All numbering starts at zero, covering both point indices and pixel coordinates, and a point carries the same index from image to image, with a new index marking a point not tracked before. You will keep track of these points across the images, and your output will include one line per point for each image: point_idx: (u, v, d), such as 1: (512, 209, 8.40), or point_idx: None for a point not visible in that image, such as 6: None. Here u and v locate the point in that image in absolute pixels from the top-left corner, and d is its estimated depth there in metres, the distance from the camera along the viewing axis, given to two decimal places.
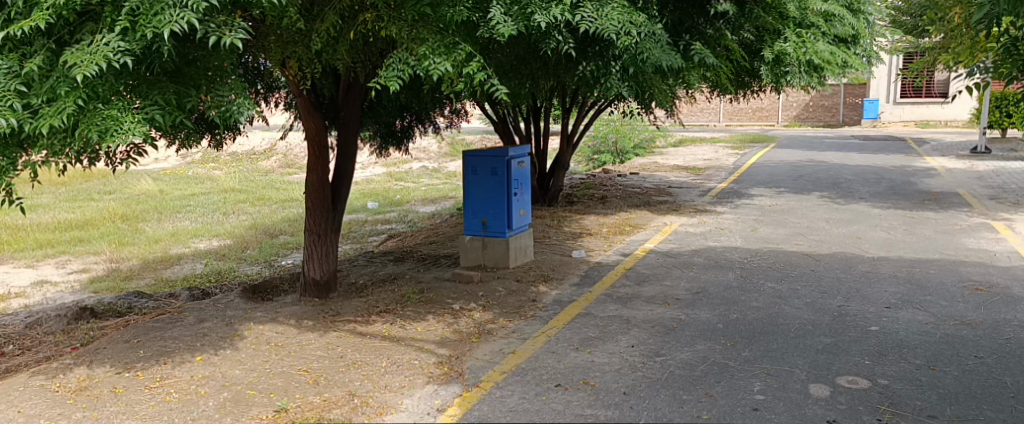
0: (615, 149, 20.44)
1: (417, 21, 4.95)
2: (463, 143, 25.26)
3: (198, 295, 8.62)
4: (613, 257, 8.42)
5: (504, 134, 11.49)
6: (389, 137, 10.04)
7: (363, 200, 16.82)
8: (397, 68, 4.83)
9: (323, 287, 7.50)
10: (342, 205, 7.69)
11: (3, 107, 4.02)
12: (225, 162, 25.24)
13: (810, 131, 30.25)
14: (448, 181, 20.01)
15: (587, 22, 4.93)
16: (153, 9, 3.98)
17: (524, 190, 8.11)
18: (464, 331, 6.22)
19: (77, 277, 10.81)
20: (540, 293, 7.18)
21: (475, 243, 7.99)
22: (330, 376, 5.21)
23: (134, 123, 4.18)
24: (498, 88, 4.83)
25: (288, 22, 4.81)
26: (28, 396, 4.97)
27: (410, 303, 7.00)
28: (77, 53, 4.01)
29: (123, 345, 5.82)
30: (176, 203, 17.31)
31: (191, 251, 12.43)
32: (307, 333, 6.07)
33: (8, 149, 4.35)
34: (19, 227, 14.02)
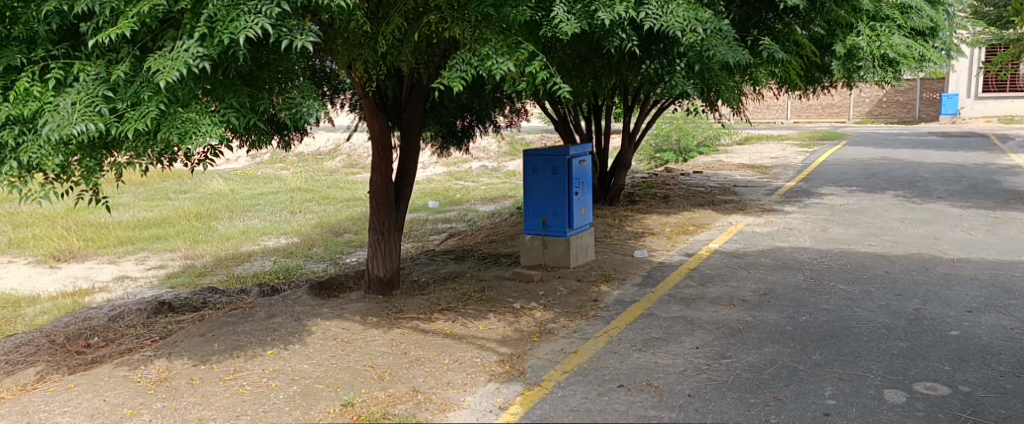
0: (678, 148, 20.21)
1: (480, 22, 5.00)
2: (523, 142, 25.31)
3: (268, 291, 8.86)
4: (677, 258, 8.32)
5: (565, 133, 11.45)
6: (450, 137, 10.11)
7: (424, 199, 17.02)
8: (460, 68, 4.86)
9: (386, 284, 7.60)
10: (405, 205, 7.79)
11: (92, 112, 4.21)
12: (292, 162, 25.85)
13: (883, 128, 29.31)
14: (510, 180, 20.07)
15: (652, 19, 4.84)
16: (230, 16, 4.11)
17: (585, 189, 8.07)
18: (525, 330, 6.23)
19: (155, 273, 11.23)
20: (602, 293, 7.14)
21: (536, 242, 8.00)
22: (394, 371, 5.28)
23: (211, 126, 4.31)
24: (561, 86, 4.81)
25: (355, 25, 4.90)
26: (112, 386, 5.14)
27: (471, 301, 7.05)
28: (159, 60, 4.17)
29: (199, 338, 6.02)
30: (247, 201, 17.81)
31: (261, 248, 12.77)
32: (372, 330, 6.17)
33: (95, 151, 4.55)
34: (101, 225, 14.64)
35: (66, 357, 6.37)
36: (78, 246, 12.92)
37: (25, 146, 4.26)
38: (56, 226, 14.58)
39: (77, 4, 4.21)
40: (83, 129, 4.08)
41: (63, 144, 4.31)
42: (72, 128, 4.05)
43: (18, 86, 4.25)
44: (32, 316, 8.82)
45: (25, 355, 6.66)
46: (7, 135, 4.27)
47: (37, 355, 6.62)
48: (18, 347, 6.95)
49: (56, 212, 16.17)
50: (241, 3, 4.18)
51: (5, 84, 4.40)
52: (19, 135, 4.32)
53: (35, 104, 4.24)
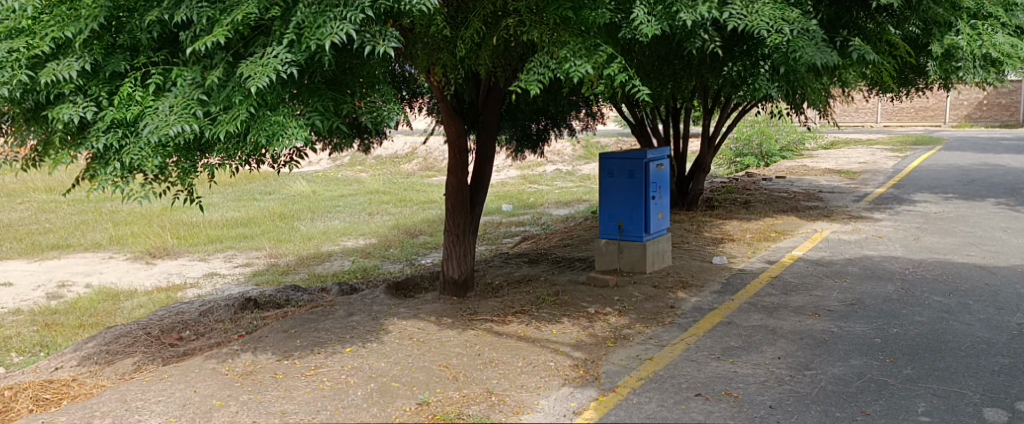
0: (759, 153, 19.74)
1: (559, 24, 4.98)
2: (599, 146, 25.18)
3: (347, 290, 9.04)
4: (758, 265, 8.11)
5: (642, 136, 11.31)
6: (525, 140, 10.11)
7: (498, 202, 17.10)
8: (538, 72, 4.88)
9: (461, 285, 7.65)
10: (480, 208, 7.83)
11: (188, 115, 4.38)
12: (371, 166, 26.41)
13: (983, 132, 27.93)
14: (585, 184, 19.97)
15: (736, 20, 4.73)
16: (317, 23, 4.23)
17: (663, 194, 7.93)
18: (600, 335, 6.18)
19: (241, 271, 11.61)
20: (679, 300, 7.02)
21: (611, 247, 7.92)
22: (469, 373, 5.31)
23: (297, 127, 4.41)
24: (640, 88, 4.75)
25: (435, 30, 4.96)
26: (202, 377, 5.30)
27: (545, 305, 7.03)
28: (251, 65, 4.31)
29: (282, 334, 6.20)
30: (328, 203, 18.26)
31: (341, 248, 13.06)
32: (447, 331, 6.22)
33: (190, 152, 4.73)
34: (191, 224, 15.24)
35: (160, 350, 6.63)
36: (171, 243, 13.47)
37: (126, 148, 4.46)
38: (151, 224, 15.24)
39: (177, 13, 4.39)
40: (180, 130, 4.26)
41: (161, 146, 4.50)
42: (170, 130, 4.24)
43: (122, 91, 4.45)
44: (130, 309, 9.23)
45: (123, 345, 6.96)
46: (110, 137, 4.47)
47: (134, 346, 6.91)
48: (117, 338, 7.27)
49: (151, 211, 16.93)
50: (328, 10, 4.30)
51: (110, 89, 4.62)
52: (122, 138, 4.52)
53: (136, 108, 4.43)
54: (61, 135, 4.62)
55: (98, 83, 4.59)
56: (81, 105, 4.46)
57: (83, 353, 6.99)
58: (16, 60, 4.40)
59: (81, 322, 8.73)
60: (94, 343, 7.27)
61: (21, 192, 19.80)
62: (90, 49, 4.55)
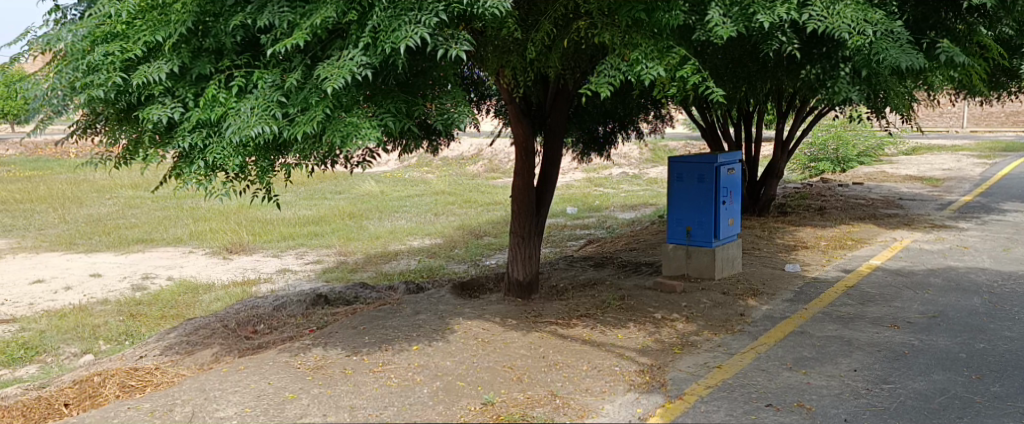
0: (835, 158, 19.16)
1: (630, 27, 4.93)
2: (666, 149, 24.91)
3: (414, 289, 9.15)
4: (833, 274, 7.88)
5: (712, 139, 11.12)
6: (592, 144, 10.05)
7: (563, 205, 17.07)
8: (608, 74, 4.88)
9: (526, 288, 7.65)
10: (546, 210, 7.81)
11: (268, 116, 4.50)
12: (438, 167, 26.72)
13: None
14: (652, 188, 19.74)
15: (816, 22, 4.61)
16: (391, 27, 4.31)
17: (733, 199, 7.77)
18: (666, 341, 6.11)
19: (312, 267, 11.86)
20: (749, 308, 6.86)
21: (679, 252, 7.80)
22: (533, 375, 5.30)
23: (370, 129, 4.50)
24: (713, 91, 4.67)
25: (507, 33, 4.98)
26: (276, 370, 5.43)
27: (610, 308, 6.97)
28: (328, 67, 4.42)
29: (351, 331, 6.33)
30: (395, 203, 18.53)
31: (407, 247, 13.23)
32: (512, 332, 6.23)
33: (268, 152, 4.86)
34: (266, 221, 15.65)
35: (236, 342, 6.83)
36: (247, 239, 13.88)
37: (210, 147, 4.64)
38: (228, 221, 15.73)
39: (260, 18, 4.52)
40: (260, 131, 4.38)
41: (242, 146, 4.65)
42: (251, 131, 4.37)
43: (207, 92, 4.60)
44: (208, 302, 9.54)
45: (202, 337, 7.20)
46: (195, 138, 4.64)
47: (212, 338, 7.13)
48: (196, 330, 7.53)
49: (229, 208, 17.47)
50: (402, 14, 4.38)
51: (196, 91, 4.79)
52: (206, 138, 4.70)
53: (220, 109, 4.58)
54: (150, 134, 4.83)
55: (185, 85, 4.77)
56: (169, 105, 4.64)
57: (165, 343, 7.26)
58: (111, 63, 4.60)
59: (163, 314, 9.06)
60: (175, 334, 7.54)
61: (110, 188, 20.72)
62: (178, 53, 4.73)
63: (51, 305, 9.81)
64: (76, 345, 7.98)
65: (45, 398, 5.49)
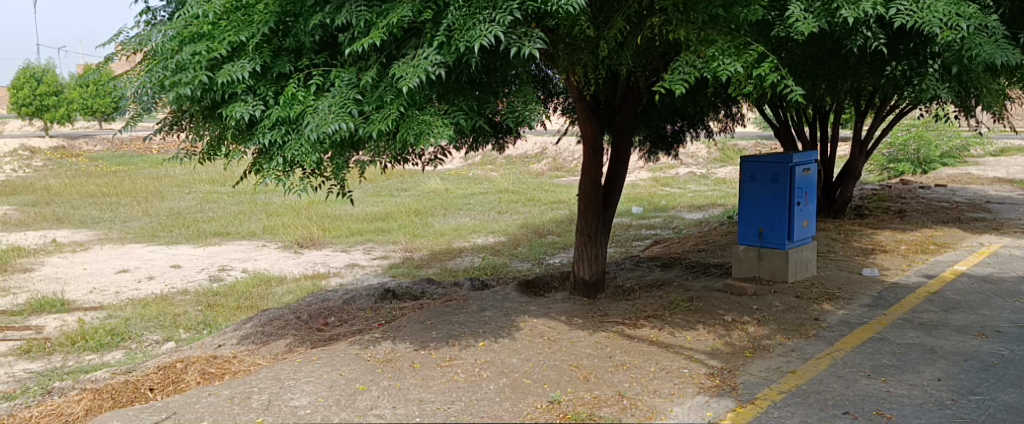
0: (915, 159, 18.46)
1: (706, 23, 4.85)
2: (735, 149, 24.43)
3: (479, 286, 9.20)
4: (915, 279, 7.60)
5: (786, 139, 10.85)
6: (659, 142, 9.93)
7: (628, 204, 16.93)
8: (683, 71, 4.78)
9: (592, 287, 7.62)
10: (613, 209, 7.74)
11: (344, 114, 4.60)
12: (502, 165, 26.83)
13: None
14: (720, 188, 19.40)
15: (904, 16, 4.46)
16: (466, 26, 4.36)
17: (809, 200, 7.57)
18: (737, 345, 6.00)
19: (380, 262, 12.04)
20: (824, 312, 6.68)
21: (750, 254, 7.66)
22: (600, 374, 5.27)
23: (442, 126, 4.57)
24: (793, 89, 4.56)
25: (579, 30, 4.96)
26: (347, 362, 5.52)
27: (679, 310, 6.86)
28: (403, 66, 4.49)
29: (419, 325, 6.41)
30: (460, 201, 18.67)
31: (472, 245, 13.31)
32: (578, 331, 6.20)
33: (344, 149, 4.98)
34: (335, 217, 15.97)
35: (308, 333, 6.99)
36: (317, 234, 14.18)
37: (289, 144, 4.76)
38: (299, 216, 16.10)
39: (338, 17, 4.62)
40: (337, 128, 4.47)
41: (319, 143, 4.75)
42: (328, 128, 4.46)
43: (287, 91, 4.72)
44: (280, 294, 9.79)
45: (276, 327, 7.38)
46: (275, 135, 4.78)
47: (285, 329, 7.31)
48: (271, 320, 7.72)
49: (299, 203, 17.87)
50: (477, 13, 4.44)
51: (276, 89, 4.92)
52: (285, 135, 4.82)
53: (298, 107, 4.69)
54: (232, 131, 4.99)
55: (266, 83, 4.90)
56: (251, 103, 4.78)
57: (241, 333, 7.48)
58: (197, 62, 4.74)
59: (239, 305, 9.33)
60: (251, 324, 7.75)
61: (188, 183, 21.47)
62: (260, 52, 4.87)
63: (135, 293, 10.22)
64: (158, 332, 8.29)
65: (133, 382, 5.72)
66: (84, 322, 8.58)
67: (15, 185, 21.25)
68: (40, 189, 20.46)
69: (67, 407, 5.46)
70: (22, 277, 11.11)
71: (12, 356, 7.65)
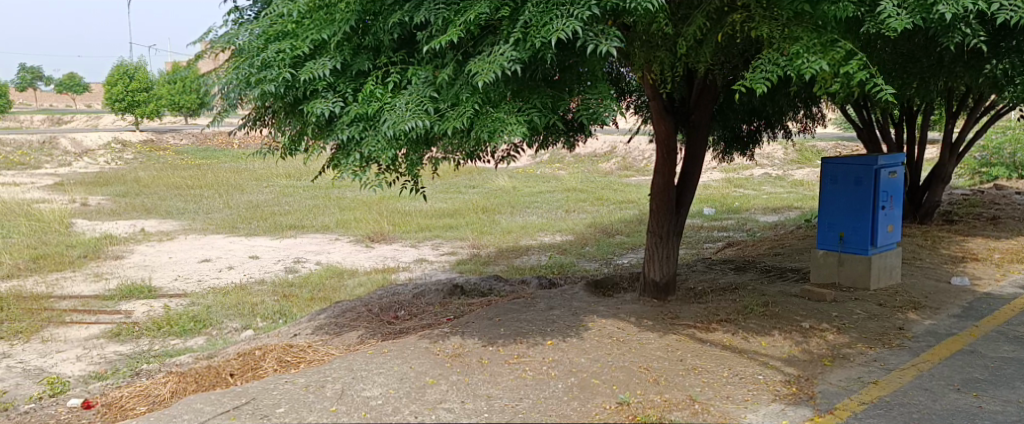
0: (1009, 163, 17.57)
1: (791, 20, 4.72)
2: (813, 150, 23.74)
3: (547, 284, 9.17)
4: (1009, 290, 7.23)
5: (870, 141, 10.46)
6: (734, 142, 9.71)
7: (699, 205, 16.64)
8: (765, 70, 4.64)
9: (662, 289, 7.50)
10: (686, 210, 7.58)
11: (421, 111, 4.69)
12: (570, 164, 26.75)
13: None
14: (796, 190, 18.88)
15: (1007, 12, 4.24)
16: (543, 22, 4.35)
17: (894, 204, 7.27)
18: (815, 352, 5.83)
19: (447, 258, 12.14)
20: (909, 322, 6.42)
21: (830, 259, 7.41)
22: (670, 377, 5.19)
23: (516, 124, 4.57)
24: (882, 88, 4.37)
25: (657, 27, 4.88)
26: (417, 355, 5.57)
27: (753, 314, 6.68)
28: (479, 63, 4.50)
29: (488, 321, 6.42)
30: (527, 198, 18.69)
31: (539, 243, 13.29)
32: (648, 333, 6.10)
33: (418, 146, 5.03)
34: (405, 212, 16.18)
35: (379, 326, 7.08)
36: (387, 229, 14.40)
37: (366, 140, 4.84)
38: (371, 211, 16.37)
39: (417, 15, 4.67)
40: (413, 125, 4.54)
41: (395, 140, 4.81)
42: (405, 125, 4.53)
43: (366, 88, 4.82)
44: (352, 287, 9.97)
45: (348, 319, 7.50)
46: (353, 131, 4.86)
47: (357, 321, 7.42)
48: (343, 312, 7.85)
49: (371, 198, 18.18)
50: (554, 10, 4.42)
51: (355, 87, 5.01)
52: (363, 131, 4.90)
53: (376, 104, 4.78)
54: (312, 127, 5.10)
55: (345, 81, 5.00)
56: (331, 99, 4.89)
57: (316, 323, 7.64)
58: (282, 60, 4.88)
59: (313, 296, 9.53)
60: (325, 315, 7.90)
61: (266, 177, 22.10)
62: (341, 50, 4.97)
63: (216, 282, 10.55)
64: (237, 320, 8.54)
65: (215, 367, 5.91)
66: (169, 308, 8.90)
67: (108, 176, 22.24)
68: (130, 180, 21.35)
69: (154, 389, 5.66)
70: (113, 263, 11.61)
71: (104, 339, 7.98)
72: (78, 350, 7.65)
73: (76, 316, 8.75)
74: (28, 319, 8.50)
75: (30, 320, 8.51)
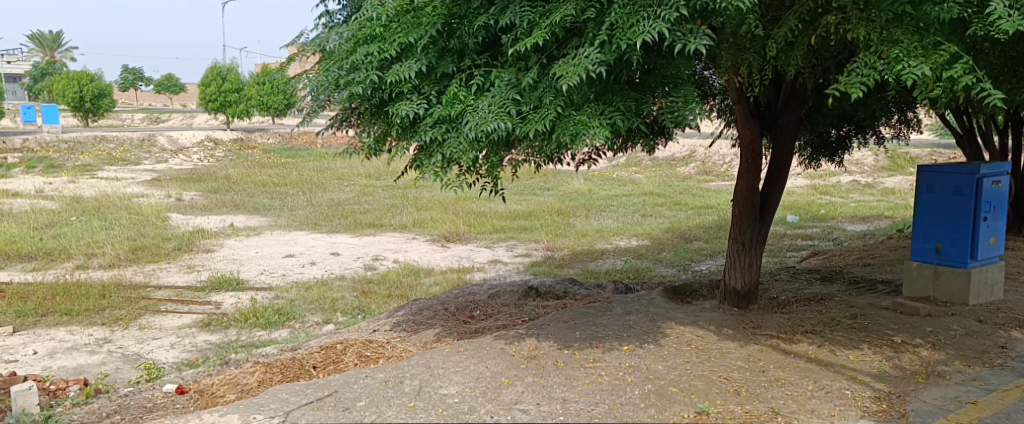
0: None
1: (891, 21, 4.52)
2: (906, 157, 22.78)
3: (623, 289, 9.08)
4: None
5: (971, 149, 9.96)
6: (822, 148, 9.38)
7: (782, 212, 16.19)
8: (861, 73, 4.46)
9: (743, 297, 7.31)
10: (770, 217, 7.35)
11: (503, 113, 4.70)
12: (646, 167, 26.44)
13: None
14: (886, 198, 18.17)
15: None
16: (629, 23, 4.30)
17: (997, 215, 6.89)
18: (907, 368, 5.60)
19: (522, 260, 12.16)
20: (1012, 341, 6.16)
21: (925, 271, 7.08)
22: (752, 388, 5.06)
23: (599, 127, 4.53)
24: (990, 92, 4.16)
25: (747, 29, 4.76)
26: (493, 355, 5.58)
27: (841, 326, 6.44)
28: (564, 65, 4.48)
29: (563, 324, 6.38)
30: (603, 202, 18.55)
31: (614, 247, 13.17)
32: (729, 342, 5.96)
33: (499, 148, 5.05)
34: (480, 213, 16.29)
35: (455, 325, 7.13)
36: (463, 229, 14.52)
37: (448, 141, 4.91)
38: (447, 211, 16.54)
39: (503, 18, 4.69)
40: (495, 127, 4.57)
41: (476, 142, 4.87)
42: (487, 126, 4.57)
43: (449, 90, 4.87)
44: (428, 286, 10.10)
45: (425, 317, 7.59)
46: (436, 132, 4.94)
47: (433, 319, 7.49)
48: (420, 310, 7.94)
49: (447, 198, 18.37)
50: (641, 11, 4.36)
51: (439, 89, 5.07)
52: (445, 133, 4.97)
53: (459, 106, 4.83)
54: (396, 128, 5.20)
55: (430, 83, 5.07)
56: (415, 101, 4.98)
57: (393, 320, 7.75)
58: (370, 62, 5.00)
59: (390, 293, 9.70)
60: (402, 312, 8.00)
61: (347, 176, 22.60)
62: (427, 52, 5.03)
63: (299, 277, 10.85)
64: (318, 314, 8.75)
65: (299, 359, 6.09)
66: (255, 300, 9.20)
67: (200, 172, 23.18)
68: (221, 177, 22.19)
69: (242, 378, 5.86)
70: (204, 256, 12.08)
71: (195, 328, 8.31)
72: (172, 338, 7.98)
73: (169, 306, 9.13)
74: (126, 307, 8.92)
75: (129, 307, 8.94)
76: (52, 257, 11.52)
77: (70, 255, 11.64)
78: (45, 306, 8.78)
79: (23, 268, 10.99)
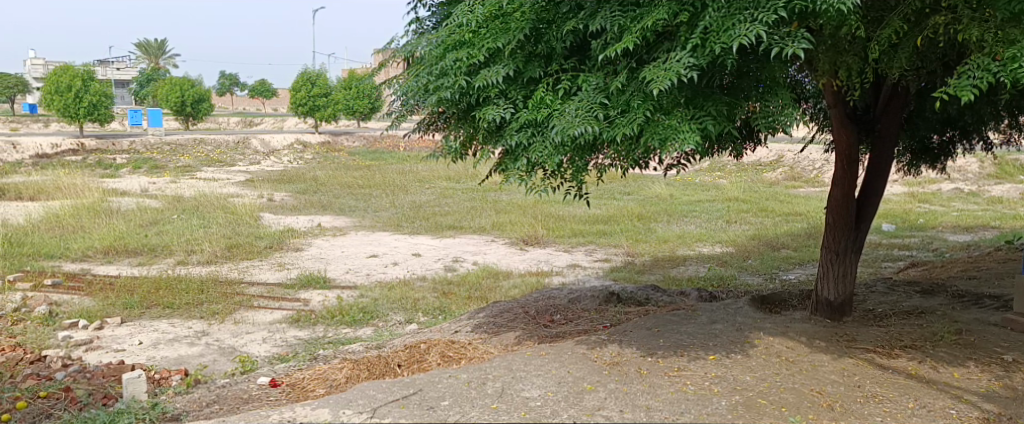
0: None
1: (1007, 21, 4.28)
2: (1015, 164, 21.56)
3: (707, 297, 8.88)
4: None
5: None
6: (923, 154, 8.97)
7: (877, 220, 15.55)
8: (973, 75, 4.24)
9: (836, 309, 7.04)
10: (866, 226, 7.04)
11: (591, 117, 4.66)
12: (731, 171, 25.85)
13: None
14: (991, 207, 17.22)
15: None
16: (725, 26, 4.20)
17: None
18: (1018, 389, 5.30)
19: (601, 265, 12.06)
20: None
21: None
22: (847, 404, 4.88)
23: (690, 131, 4.45)
24: None
25: (847, 30, 4.58)
26: (574, 360, 5.54)
27: (943, 342, 6.12)
28: (654, 69, 4.41)
29: (646, 331, 6.28)
30: (685, 207, 18.24)
31: (696, 254, 12.93)
32: (821, 354, 5.75)
33: (585, 152, 5.01)
34: (560, 217, 16.25)
35: (535, 328, 7.11)
36: (542, 233, 14.50)
37: (534, 146, 4.91)
38: (526, 214, 16.58)
39: (592, 22, 4.64)
40: (582, 132, 4.54)
41: (562, 146, 4.84)
42: (574, 131, 4.55)
43: (536, 94, 4.87)
44: (508, 288, 10.13)
45: (505, 320, 7.60)
46: (522, 137, 4.97)
47: (513, 322, 7.50)
48: (500, 313, 7.95)
49: (527, 202, 18.41)
50: (737, 14, 4.25)
51: (526, 94, 5.08)
52: (531, 137, 4.98)
53: (546, 110, 4.83)
54: (482, 133, 5.23)
55: (516, 88, 5.08)
56: (502, 106, 5.02)
57: (474, 321, 7.79)
58: (458, 68, 5.05)
59: (471, 295, 9.77)
60: (482, 314, 8.03)
61: (430, 179, 22.93)
62: (514, 57, 5.04)
63: (382, 277, 11.06)
64: (401, 314, 8.90)
65: (384, 357, 6.20)
66: (341, 299, 9.42)
67: (291, 174, 23.91)
68: (309, 178, 22.88)
69: (331, 374, 6.02)
70: (293, 255, 12.45)
71: (285, 324, 8.56)
72: (264, 333, 8.25)
73: (261, 301, 9.44)
74: (221, 302, 9.28)
75: (224, 302, 9.28)
76: (155, 253, 12.10)
77: (171, 252, 12.19)
78: (148, 299, 9.22)
79: (129, 263, 11.57)
